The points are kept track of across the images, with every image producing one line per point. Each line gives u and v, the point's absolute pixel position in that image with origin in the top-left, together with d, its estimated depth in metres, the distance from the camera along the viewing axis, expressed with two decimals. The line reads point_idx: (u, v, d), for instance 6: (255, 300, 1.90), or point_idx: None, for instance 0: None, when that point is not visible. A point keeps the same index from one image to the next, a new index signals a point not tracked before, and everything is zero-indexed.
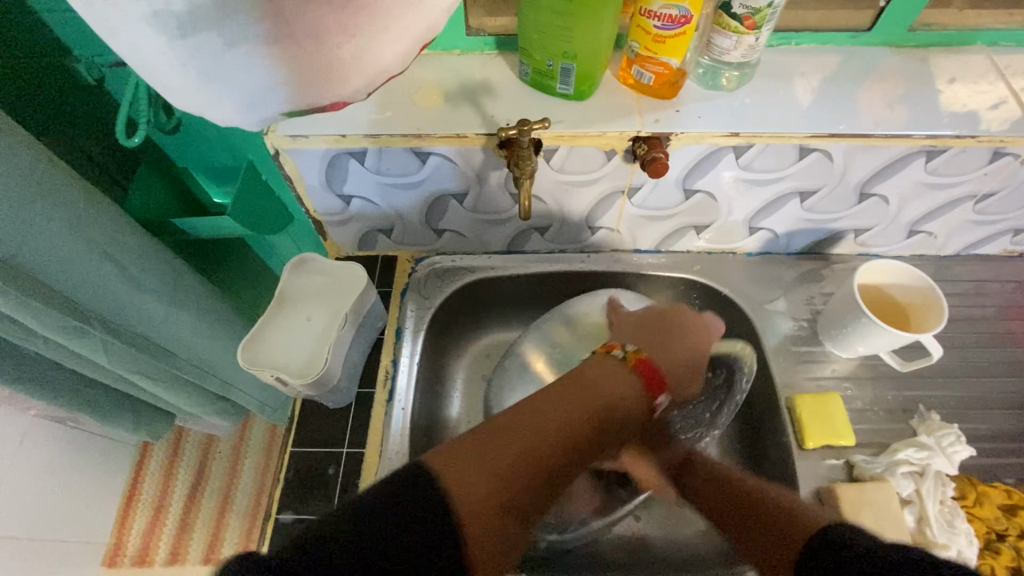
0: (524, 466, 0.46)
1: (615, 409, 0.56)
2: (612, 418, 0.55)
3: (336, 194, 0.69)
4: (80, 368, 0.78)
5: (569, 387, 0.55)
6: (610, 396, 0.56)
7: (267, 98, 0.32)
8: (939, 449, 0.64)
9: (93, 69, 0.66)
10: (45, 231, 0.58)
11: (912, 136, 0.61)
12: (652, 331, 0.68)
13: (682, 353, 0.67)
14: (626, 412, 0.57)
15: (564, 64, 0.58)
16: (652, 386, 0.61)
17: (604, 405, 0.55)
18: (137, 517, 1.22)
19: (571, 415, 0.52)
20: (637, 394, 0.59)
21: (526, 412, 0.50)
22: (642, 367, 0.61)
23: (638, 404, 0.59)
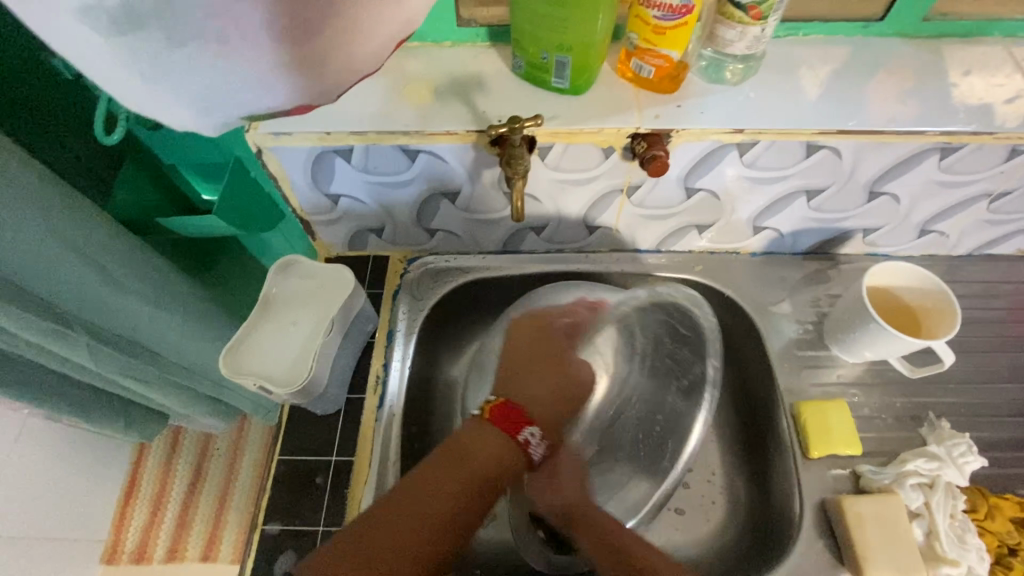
0: (382, 550, 0.45)
1: (487, 476, 0.52)
2: (495, 483, 0.53)
3: (323, 193, 0.66)
4: (66, 371, 0.76)
5: (445, 461, 0.52)
6: (468, 467, 0.52)
7: (222, 102, 0.31)
8: (950, 460, 0.61)
9: (70, 63, 0.63)
10: (21, 232, 0.56)
11: (924, 133, 0.58)
12: (533, 352, 0.65)
13: (553, 386, 0.63)
14: (502, 475, 0.53)
15: (559, 57, 0.55)
16: (517, 430, 0.55)
17: (478, 474, 0.52)
18: (134, 515, 1.20)
19: (449, 483, 0.50)
20: (506, 445, 0.54)
21: (444, 464, 0.51)
22: (501, 415, 0.56)
23: (510, 461, 0.54)
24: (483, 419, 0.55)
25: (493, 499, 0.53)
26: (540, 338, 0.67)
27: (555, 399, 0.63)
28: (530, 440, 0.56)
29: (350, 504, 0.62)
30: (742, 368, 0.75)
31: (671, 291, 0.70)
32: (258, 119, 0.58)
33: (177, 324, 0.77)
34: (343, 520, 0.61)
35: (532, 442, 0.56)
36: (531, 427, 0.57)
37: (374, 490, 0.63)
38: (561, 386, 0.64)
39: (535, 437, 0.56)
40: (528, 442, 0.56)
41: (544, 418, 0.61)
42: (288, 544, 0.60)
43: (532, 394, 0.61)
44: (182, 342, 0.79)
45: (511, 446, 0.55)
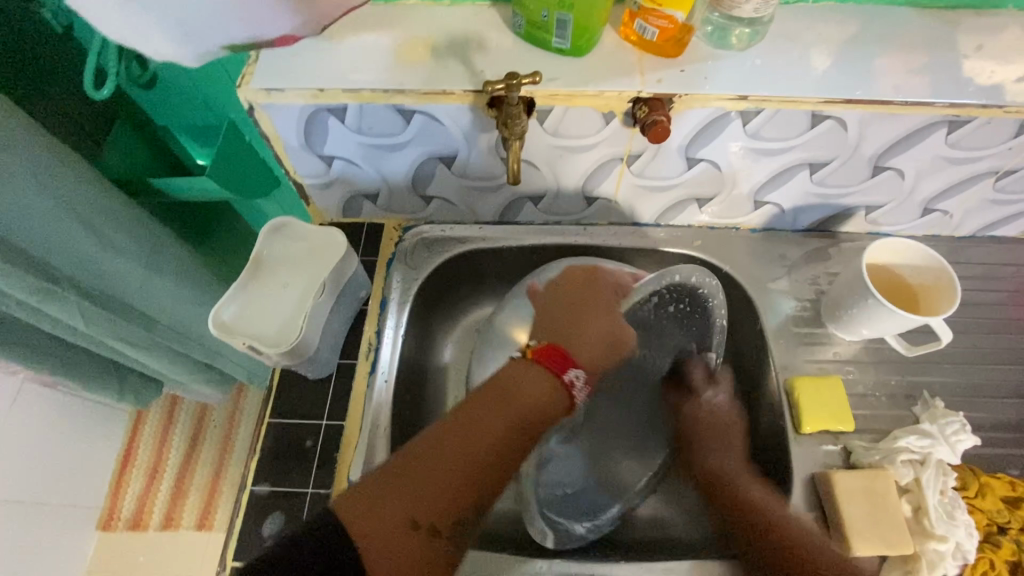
0: (426, 480, 0.44)
1: (527, 418, 0.50)
2: (536, 425, 0.50)
3: (317, 155, 0.65)
4: (60, 332, 0.76)
5: (490, 399, 0.49)
6: (506, 407, 0.49)
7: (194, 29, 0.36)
8: (943, 438, 0.60)
9: (60, 15, 0.62)
10: (6, 187, 0.54)
11: (934, 104, 0.56)
12: (570, 307, 0.60)
13: (601, 334, 0.59)
14: (548, 413, 0.51)
15: (559, 16, 0.53)
16: (562, 370, 0.53)
17: (523, 412, 0.50)
18: (131, 484, 1.21)
19: (496, 422, 0.48)
20: (549, 389, 0.52)
21: (490, 396, 0.50)
22: (546, 356, 0.53)
23: (553, 401, 0.52)
24: (528, 359, 0.53)
25: (535, 435, 0.51)
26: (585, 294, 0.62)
27: (602, 346, 0.59)
28: (576, 383, 0.53)
29: (340, 469, 0.62)
30: (739, 347, 0.75)
31: (681, 275, 0.66)
32: (249, 74, 0.56)
33: (172, 287, 0.76)
34: (333, 483, 0.61)
35: (577, 386, 0.53)
36: (577, 370, 0.54)
37: (364, 457, 0.62)
38: (611, 334, 0.60)
39: (580, 381, 0.54)
40: (572, 384, 0.53)
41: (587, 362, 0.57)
42: (278, 505, 0.60)
43: (584, 333, 0.58)
44: (176, 306, 0.79)
45: (555, 388, 0.52)
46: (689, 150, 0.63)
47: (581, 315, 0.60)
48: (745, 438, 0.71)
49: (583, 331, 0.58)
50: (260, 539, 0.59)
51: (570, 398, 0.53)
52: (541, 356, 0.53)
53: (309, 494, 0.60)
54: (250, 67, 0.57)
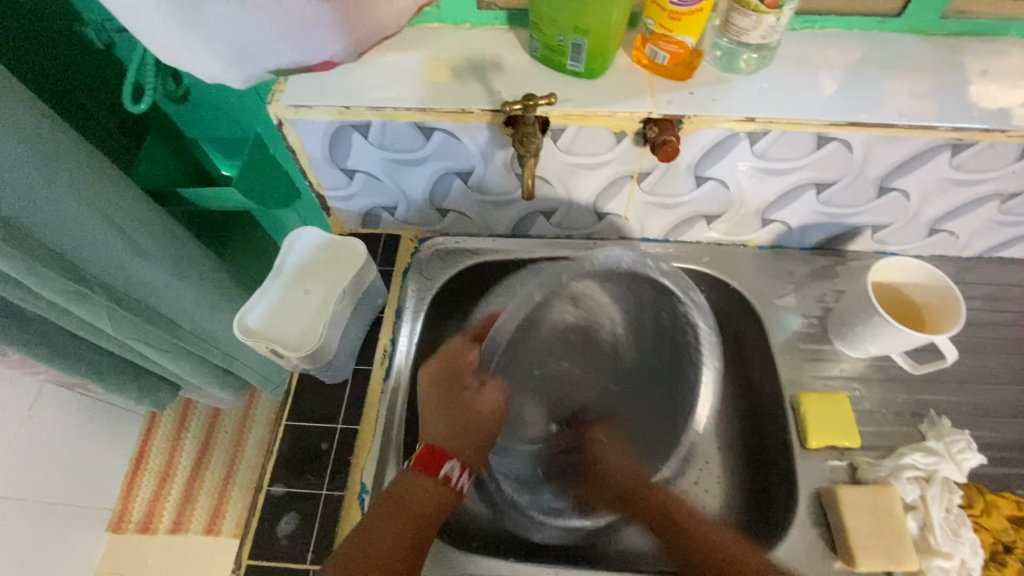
0: None
1: (422, 521, 0.59)
2: (431, 526, 0.59)
3: (339, 169, 0.68)
4: (87, 334, 0.79)
5: (387, 508, 0.58)
6: (403, 521, 0.58)
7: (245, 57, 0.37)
8: (948, 455, 0.61)
9: (101, 33, 0.66)
10: (46, 195, 0.57)
11: (937, 128, 0.58)
12: (439, 405, 0.65)
13: (459, 426, 0.64)
14: (438, 512, 0.60)
15: (575, 40, 0.56)
16: (437, 468, 0.61)
17: (420, 521, 0.59)
18: (142, 486, 1.23)
19: (392, 531, 0.57)
20: (439, 494, 0.61)
21: (382, 516, 0.58)
22: (426, 457, 0.62)
23: (440, 499, 0.60)
24: (414, 470, 0.61)
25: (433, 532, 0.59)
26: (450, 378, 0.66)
27: (464, 438, 0.64)
28: (454, 474, 0.62)
29: (353, 472, 0.63)
30: (746, 362, 0.76)
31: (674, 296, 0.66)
32: (279, 91, 0.60)
33: (195, 293, 0.79)
34: (346, 485, 0.63)
35: (454, 477, 0.61)
36: (453, 463, 0.62)
37: (377, 461, 0.64)
38: (466, 423, 0.65)
39: (456, 470, 0.62)
40: (449, 478, 0.61)
41: (458, 451, 0.63)
42: (291, 506, 0.62)
43: (465, 431, 0.64)
44: (198, 312, 0.82)
45: (436, 483, 0.61)
46: (697, 168, 0.65)
47: (441, 433, 0.63)
48: (752, 451, 0.72)
49: (473, 398, 0.65)
50: (273, 538, 0.61)
51: (456, 490, 0.61)
52: (421, 460, 0.61)
53: (322, 495, 0.62)
54: (280, 85, 0.60)
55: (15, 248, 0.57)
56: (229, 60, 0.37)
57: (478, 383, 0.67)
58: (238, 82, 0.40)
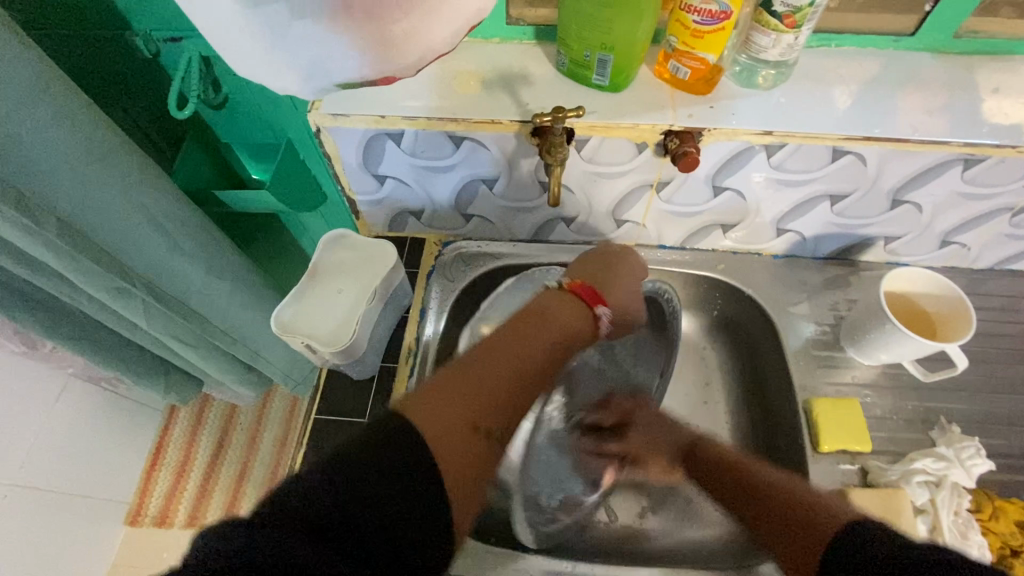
0: (470, 385, 0.47)
1: (560, 333, 0.58)
2: (567, 346, 0.59)
3: (371, 174, 0.71)
4: (123, 329, 0.82)
5: (518, 325, 0.56)
6: (545, 333, 0.56)
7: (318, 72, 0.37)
8: (958, 461, 0.63)
9: (149, 43, 0.67)
10: (99, 195, 0.61)
11: (949, 143, 0.60)
12: (609, 271, 0.68)
13: (624, 285, 0.68)
14: (574, 336, 0.60)
15: (600, 55, 0.58)
16: (594, 304, 0.63)
17: (562, 334, 0.58)
18: (160, 480, 1.26)
19: (534, 343, 0.55)
20: (580, 314, 0.62)
21: (510, 333, 0.55)
22: (581, 289, 0.64)
23: (584, 322, 0.62)
24: (569, 291, 0.63)
25: (563, 360, 0.58)
26: (580, 264, 0.69)
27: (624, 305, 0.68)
28: (602, 317, 0.63)
29: None
30: (759, 367, 0.78)
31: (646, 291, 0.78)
32: (319, 100, 0.63)
33: (226, 291, 0.82)
34: None
35: (604, 319, 0.64)
36: (605, 308, 0.64)
37: None
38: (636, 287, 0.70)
39: (607, 316, 0.64)
40: (600, 317, 0.63)
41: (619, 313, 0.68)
42: None
43: (479, 391, 0.47)
44: (228, 309, 0.85)
45: (586, 315, 0.62)
46: (716, 178, 0.67)
47: (459, 410, 0.45)
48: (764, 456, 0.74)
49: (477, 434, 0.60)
50: None
51: (598, 326, 0.63)
52: (577, 289, 0.64)
53: None
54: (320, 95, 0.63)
55: (69, 245, 0.61)
56: (306, 74, 0.37)
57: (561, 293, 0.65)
58: (308, 96, 0.41)
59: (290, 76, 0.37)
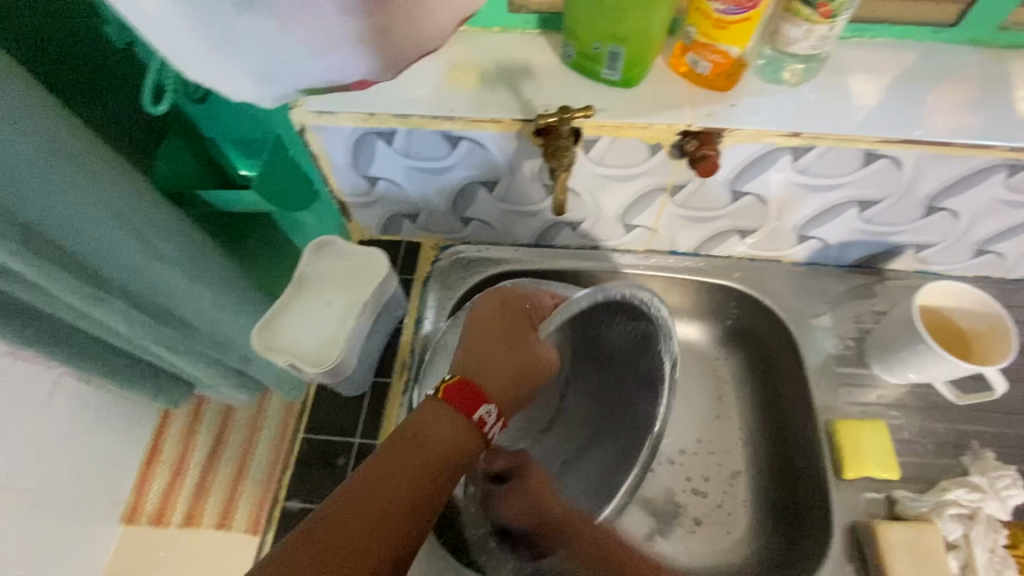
0: (317, 566, 0.38)
1: (434, 465, 0.45)
2: (447, 473, 0.45)
3: (362, 175, 0.66)
4: (103, 335, 0.78)
5: (390, 453, 0.44)
6: (410, 467, 0.44)
7: (277, 73, 0.33)
8: (993, 492, 0.58)
9: (122, 33, 0.63)
10: (63, 200, 0.56)
11: (995, 147, 0.54)
12: (501, 340, 0.53)
13: (513, 365, 0.52)
14: (458, 462, 0.46)
15: (612, 47, 0.53)
16: (472, 408, 0.48)
17: (432, 463, 0.44)
18: (155, 478, 1.12)
19: (393, 483, 0.43)
20: (458, 430, 0.47)
21: (384, 457, 0.44)
22: (456, 393, 0.48)
23: (461, 444, 0.47)
24: (438, 400, 0.48)
25: (449, 488, 0.45)
26: (463, 350, 0.52)
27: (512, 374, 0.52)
28: (488, 419, 0.49)
29: None
30: (776, 382, 0.73)
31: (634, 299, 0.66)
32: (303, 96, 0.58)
33: (212, 297, 0.77)
34: None
35: (488, 422, 0.49)
36: (490, 405, 0.49)
37: None
38: (526, 364, 0.53)
39: (492, 416, 0.49)
40: (483, 422, 0.48)
41: (506, 402, 0.52)
42: None
43: (326, 565, 0.38)
44: (216, 315, 0.80)
45: (461, 426, 0.47)
46: (738, 180, 0.62)
47: None
48: (781, 478, 0.69)
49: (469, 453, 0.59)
50: None
51: (484, 437, 0.48)
52: (453, 392, 0.48)
53: None
54: None
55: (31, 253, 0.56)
56: (262, 77, 0.34)
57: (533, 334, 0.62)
58: (266, 102, 0.36)
59: (242, 80, 0.33)
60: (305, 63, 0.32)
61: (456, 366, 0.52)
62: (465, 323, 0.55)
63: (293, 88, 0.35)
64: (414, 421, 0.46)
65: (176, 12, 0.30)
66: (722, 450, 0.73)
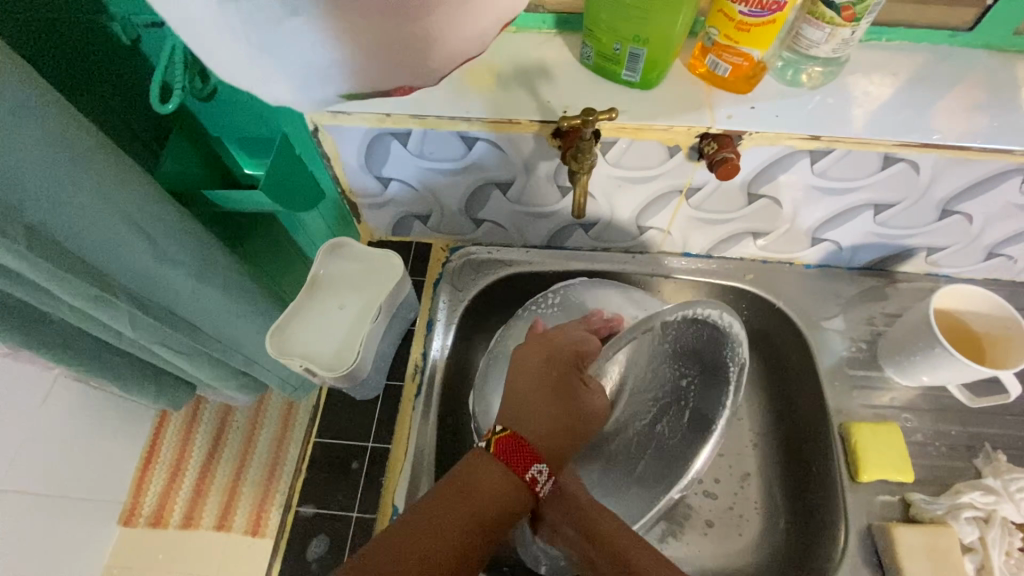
0: None
1: (486, 517, 0.46)
2: (495, 527, 0.47)
3: (374, 176, 0.65)
4: (106, 336, 0.76)
5: (444, 501, 0.46)
6: (462, 519, 0.46)
7: (312, 77, 0.32)
8: (1007, 495, 0.59)
9: (128, 29, 0.63)
10: (71, 201, 0.54)
11: (1014, 152, 0.54)
12: (547, 384, 0.55)
13: (562, 416, 0.53)
14: (507, 517, 0.47)
15: (633, 49, 0.52)
16: (524, 467, 0.49)
17: (482, 518, 0.46)
18: (153, 480, 1.09)
19: (449, 526, 0.45)
20: (508, 486, 0.48)
21: (436, 501, 0.46)
22: (507, 449, 0.49)
23: (512, 500, 0.48)
24: (490, 451, 0.49)
25: (494, 543, 0.47)
26: (515, 395, 0.55)
27: (568, 433, 0.53)
28: (540, 477, 0.49)
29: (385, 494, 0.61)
30: (787, 384, 0.73)
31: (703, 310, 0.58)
32: None
33: (220, 299, 0.76)
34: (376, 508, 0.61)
35: (540, 481, 0.49)
36: (541, 464, 0.50)
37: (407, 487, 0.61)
38: (574, 419, 0.54)
39: (544, 475, 0.50)
40: (534, 481, 0.49)
41: (553, 454, 0.52)
42: (322, 527, 0.60)
43: None
44: (223, 318, 0.78)
45: (516, 486, 0.48)
46: (753, 182, 0.61)
47: None
48: (793, 481, 0.69)
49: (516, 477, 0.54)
50: (304, 561, 0.59)
51: (534, 495, 0.49)
52: (501, 448, 0.49)
53: (353, 518, 0.60)
54: None
55: (37, 254, 0.54)
56: (301, 81, 0.32)
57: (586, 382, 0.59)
58: (296, 104, 0.35)
59: (278, 82, 0.32)
60: (341, 67, 0.31)
61: (497, 417, 0.53)
62: (512, 365, 0.59)
63: (330, 93, 0.34)
64: (460, 471, 0.48)
65: (214, 10, 0.28)
66: (733, 453, 0.73)
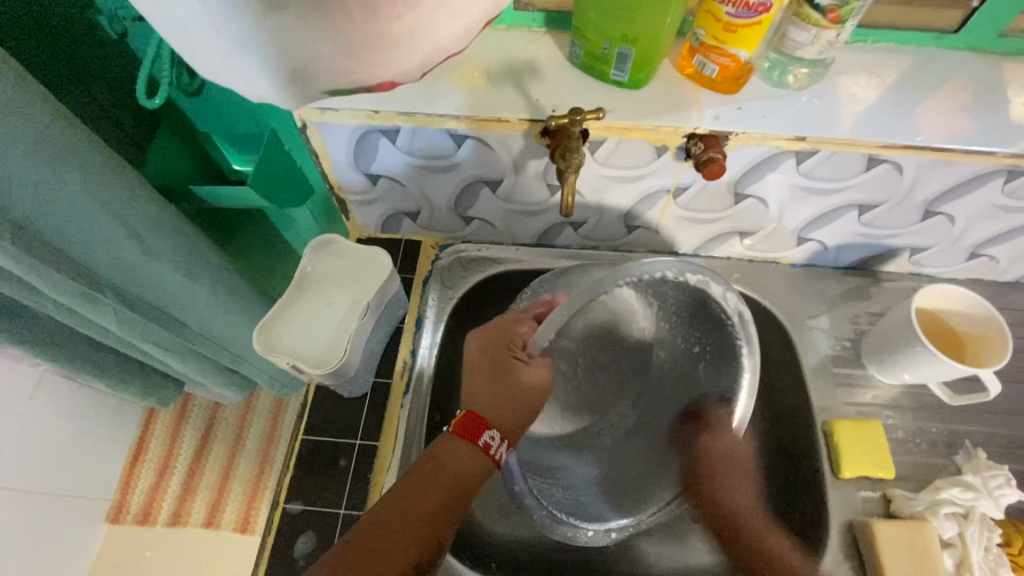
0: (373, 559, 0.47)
1: (458, 485, 0.52)
2: (463, 493, 0.52)
3: (363, 172, 0.65)
4: (92, 332, 0.75)
5: (420, 478, 0.51)
6: (436, 489, 0.51)
7: (296, 76, 0.32)
8: (986, 491, 0.60)
9: (115, 22, 0.62)
10: (58, 196, 0.53)
11: (996, 154, 0.55)
12: (487, 366, 0.55)
13: (505, 393, 0.54)
14: (472, 483, 0.52)
15: (621, 49, 0.53)
16: (475, 436, 0.52)
17: (450, 485, 0.51)
18: (141, 475, 1.08)
19: (423, 497, 0.51)
20: (469, 458, 0.52)
21: (412, 479, 0.51)
22: (464, 426, 0.53)
23: (474, 469, 0.52)
24: (448, 434, 0.53)
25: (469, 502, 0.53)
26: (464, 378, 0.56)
27: (503, 410, 0.54)
28: (493, 443, 0.53)
29: (373, 490, 0.62)
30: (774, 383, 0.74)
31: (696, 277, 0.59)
32: None
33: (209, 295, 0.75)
34: (365, 504, 0.61)
35: (494, 446, 0.53)
36: (492, 430, 0.53)
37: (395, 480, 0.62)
38: (514, 392, 0.55)
39: (497, 439, 0.53)
40: (489, 446, 0.53)
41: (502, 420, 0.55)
42: (310, 524, 0.60)
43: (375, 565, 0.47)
44: (211, 314, 0.78)
45: (473, 454, 0.52)
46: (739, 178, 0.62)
47: None
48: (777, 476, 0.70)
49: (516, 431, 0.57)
50: (291, 558, 0.59)
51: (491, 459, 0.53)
52: (460, 430, 0.53)
53: (341, 514, 0.60)
54: None
55: (21, 249, 0.53)
56: (287, 79, 0.32)
57: (527, 358, 0.56)
58: (281, 102, 0.35)
59: (262, 79, 0.32)
60: (326, 67, 0.31)
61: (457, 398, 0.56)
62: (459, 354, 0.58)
63: (316, 90, 0.34)
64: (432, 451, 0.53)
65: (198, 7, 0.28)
66: None
